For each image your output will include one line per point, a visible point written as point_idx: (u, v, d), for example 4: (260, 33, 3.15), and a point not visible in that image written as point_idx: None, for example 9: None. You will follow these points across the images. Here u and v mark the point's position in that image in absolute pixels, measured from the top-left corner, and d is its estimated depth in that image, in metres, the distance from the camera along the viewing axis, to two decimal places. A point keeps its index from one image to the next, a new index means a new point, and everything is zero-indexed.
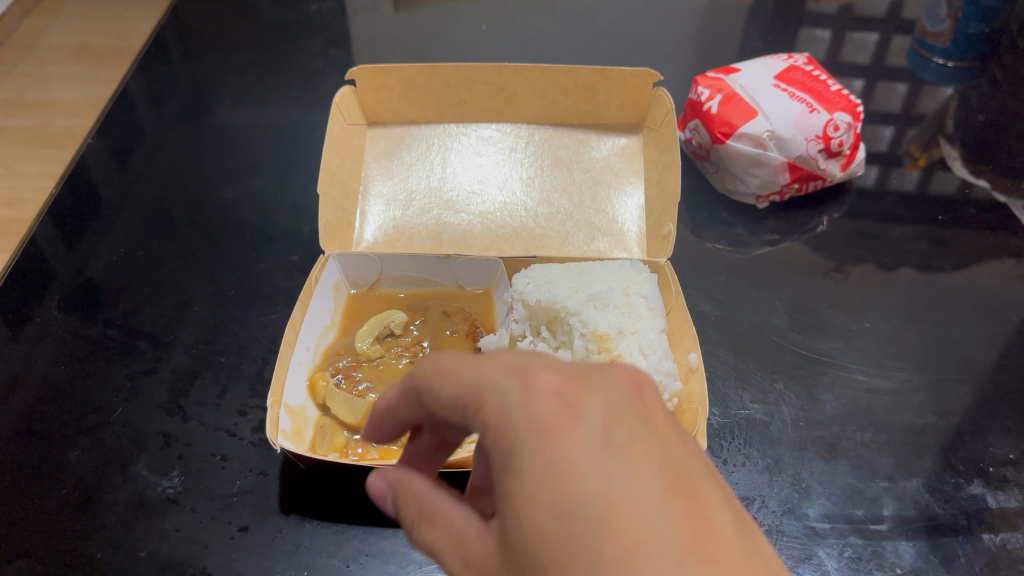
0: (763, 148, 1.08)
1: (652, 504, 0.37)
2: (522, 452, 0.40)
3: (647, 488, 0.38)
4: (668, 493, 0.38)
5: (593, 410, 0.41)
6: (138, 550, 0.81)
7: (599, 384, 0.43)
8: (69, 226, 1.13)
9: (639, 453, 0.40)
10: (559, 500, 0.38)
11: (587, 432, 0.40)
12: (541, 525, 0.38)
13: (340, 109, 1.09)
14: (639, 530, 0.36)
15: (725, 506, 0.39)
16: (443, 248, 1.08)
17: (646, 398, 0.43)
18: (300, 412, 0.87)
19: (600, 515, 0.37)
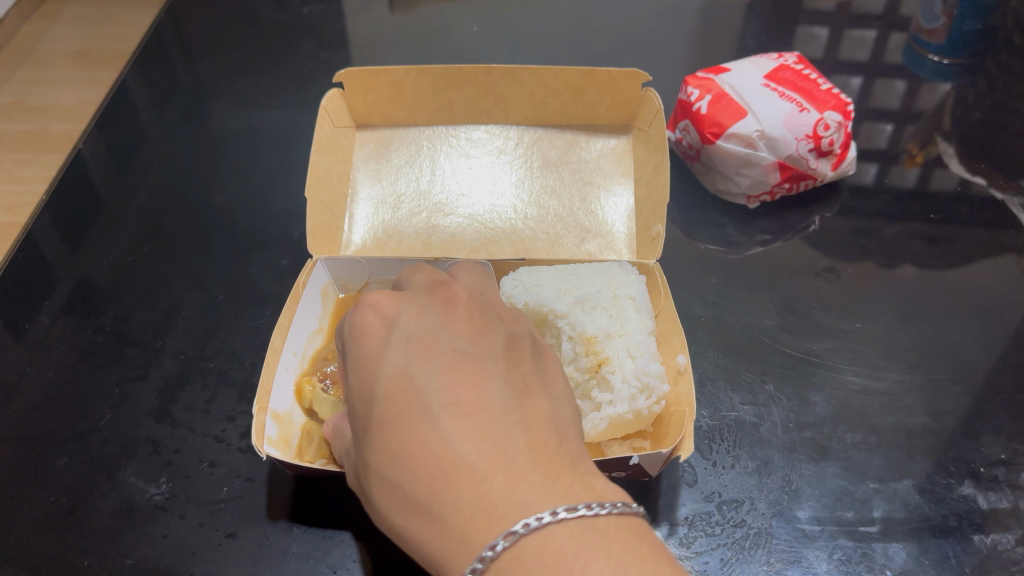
0: (753, 148, 1.08)
1: (425, 370, 0.53)
2: (350, 354, 0.59)
3: (424, 364, 0.54)
4: (443, 365, 0.54)
5: (403, 321, 0.58)
6: (125, 557, 0.80)
7: (414, 302, 0.60)
8: (59, 232, 1.13)
9: (426, 344, 0.56)
10: (369, 377, 0.56)
11: (394, 333, 0.57)
12: (357, 397, 0.56)
13: (328, 111, 1.09)
14: (413, 388, 0.53)
15: (495, 375, 0.54)
16: (432, 251, 1.08)
17: (452, 312, 0.59)
18: (286, 418, 0.86)
19: (390, 382, 0.54)
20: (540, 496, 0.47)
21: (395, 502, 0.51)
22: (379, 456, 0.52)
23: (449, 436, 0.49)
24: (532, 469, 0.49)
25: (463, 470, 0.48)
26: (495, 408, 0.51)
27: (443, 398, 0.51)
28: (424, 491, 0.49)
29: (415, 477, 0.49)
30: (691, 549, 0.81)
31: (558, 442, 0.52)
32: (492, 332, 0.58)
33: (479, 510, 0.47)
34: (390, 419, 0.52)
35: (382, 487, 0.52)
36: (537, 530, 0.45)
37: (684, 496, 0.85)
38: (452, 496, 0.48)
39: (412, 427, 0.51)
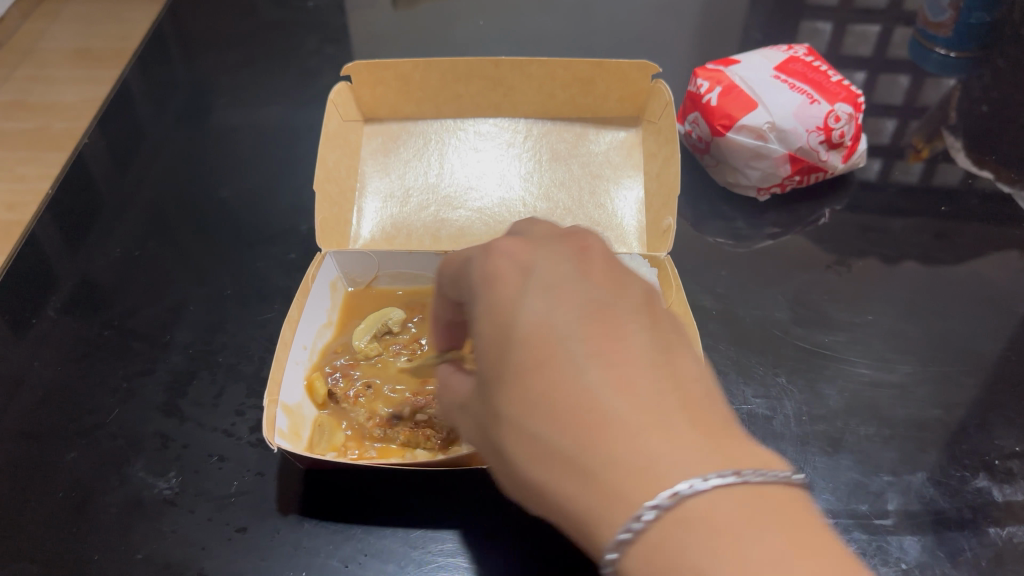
0: (763, 140, 1.07)
1: (568, 319, 0.49)
2: (480, 300, 0.55)
3: (566, 313, 0.50)
4: (584, 316, 0.50)
5: (539, 269, 0.53)
6: (134, 553, 0.80)
7: (546, 247, 0.56)
8: (65, 228, 1.13)
9: (564, 290, 0.51)
10: (504, 323, 0.52)
11: (533, 278, 0.53)
12: (489, 346, 0.52)
13: (336, 105, 1.08)
14: (557, 338, 0.48)
15: (640, 326, 0.50)
16: (441, 244, 1.07)
17: (586, 256, 0.55)
18: (297, 411, 0.86)
19: (530, 330, 0.50)
20: (700, 455, 0.42)
21: (533, 455, 0.47)
22: (518, 407, 0.48)
23: (598, 388, 0.46)
24: (687, 429, 0.44)
25: (614, 426, 0.44)
26: (645, 362, 0.47)
27: (591, 348, 0.47)
28: (571, 443, 0.45)
29: (561, 428, 0.46)
30: None
31: (712, 402, 0.47)
32: (633, 281, 0.54)
33: (631, 467, 0.43)
34: (530, 369, 0.48)
35: (521, 441, 0.48)
36: (694, 496, 0.40)
37: None
38: (602, 451, 0.44)
39: (556, 378, 0.47)
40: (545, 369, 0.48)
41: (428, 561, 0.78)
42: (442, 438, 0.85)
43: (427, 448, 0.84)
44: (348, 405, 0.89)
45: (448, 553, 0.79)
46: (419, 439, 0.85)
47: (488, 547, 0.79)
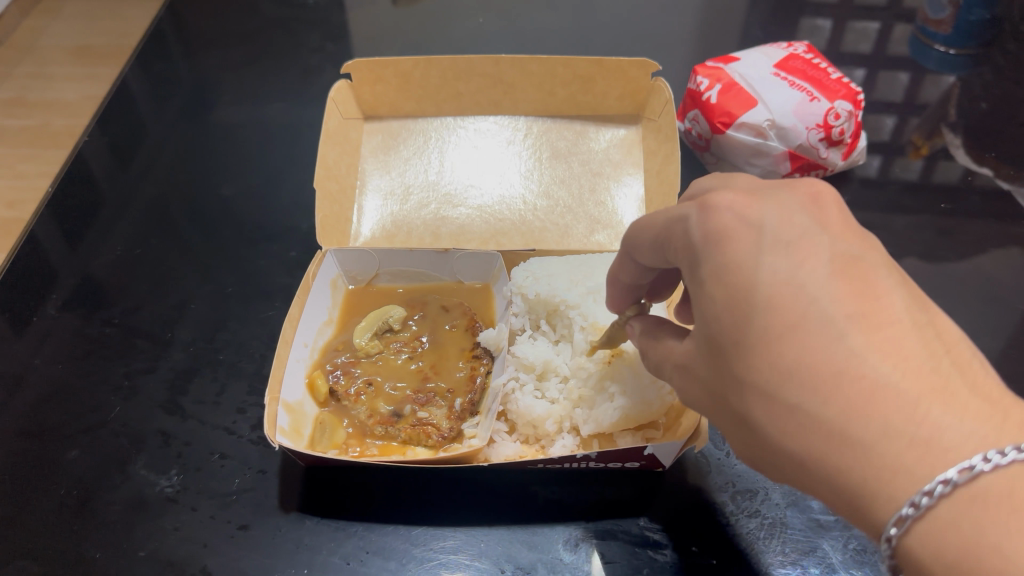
0: (763, 138, 1.08)
1: (819, 281, 0.49)
2: (704, 257, 0.54)
3: (814, 274, 0.49)
4: (834, 274, 0.50)
5: (774, 221, 0.53)
6: (138, 550, 0.80)
7: (774, 198, 0.55)
8: (66, 226, 1.13)
9: (806, 249, 0.51)
10: (738, 284, 0.51)
11: (767, 236, 0.52)
12: (724, 307, 0.52)
13: (336, 103, 1.08)
14: (808, 301, 0.49)
15: (894, 287, 0.50)
16: (442, 243, 1.07)
17: (821, 209, 0.54)
18: (298, 408, 0.86)
19: (775, 292, 0.50)
20: (988, 423, 0.43)
21: (789, 422, 0.48)
22: (771, 372, 0.49)
23: (865, 354, 0.46)
24: (970, 396, 0.44)
25: (890, 390, 0.45)
26: (902, 324, 0.47)
27: (849, 311, 0.48)
28: (835, 412, 0.46)
29: (825, 396, 0.46)
30: (703, 541, 0.79)
31: (974, 365, 0.48)
32: (869, 239, 0.54)
33: (916, 435, 0.43)
34: (786, 331, 0.49)
35: (777, 407, 0.49)
36: (1000, 468, 0.40)
37: (698, 486, 0.83)
38: (876, 419, 0.44)
39: (821, 344, 0.47)
40: (802, 332, 0.48)
41: (428, 558, 0.78)
42: (443, 436, 0.85)
43: (428, 446, 0.85)
44: (349, 403, 0.89)
45: (448, 551, 0.79)
46: (420, 436, 0.85)
47: (487, 545, 0.79)
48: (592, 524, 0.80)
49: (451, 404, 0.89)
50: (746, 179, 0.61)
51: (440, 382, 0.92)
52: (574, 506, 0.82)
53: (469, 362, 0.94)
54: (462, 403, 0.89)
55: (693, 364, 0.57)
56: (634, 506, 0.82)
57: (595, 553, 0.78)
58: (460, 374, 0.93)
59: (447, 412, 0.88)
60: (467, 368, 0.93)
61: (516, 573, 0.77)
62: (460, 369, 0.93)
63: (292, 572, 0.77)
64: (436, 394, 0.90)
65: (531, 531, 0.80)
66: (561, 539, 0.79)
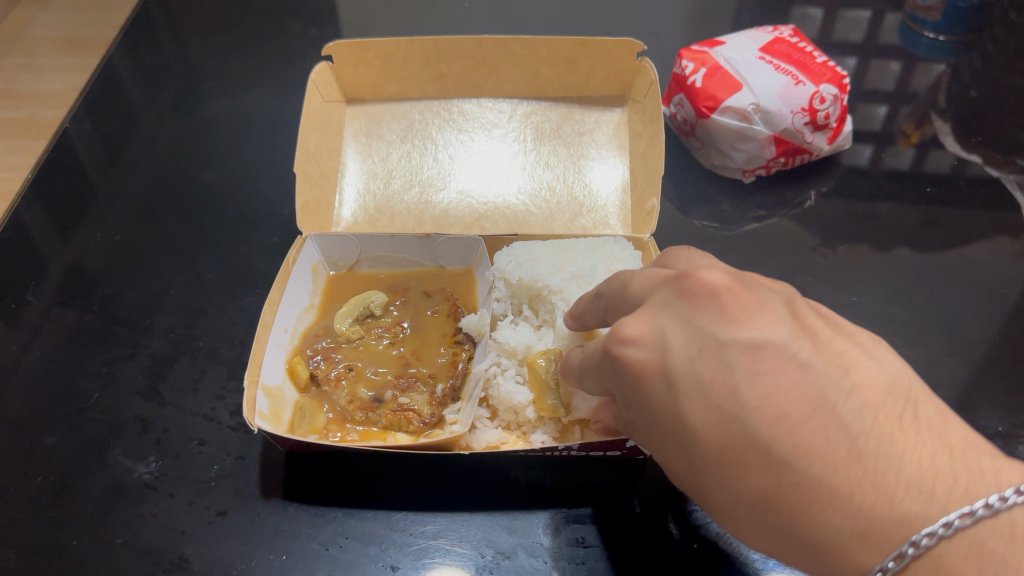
0: (748, 122, 1.07)
1: (731, 394, 0.50)
2: (637, 389, 0.56)
3: (727, 387, 0.50)
4: (744, 374, 0.50)
5: (675, 339, 0.53)
6: (115, 537, 0.79)
7: (669, 308, 0.55)
8: (46, 212, 1.12)
9: (712, 360, 0.51)
10: (672, 417, 0.53)
11: (672, 362, 0.53)
12: (670, 436, 0.54)
13: (317, 86, 1.07)
14: (730, 420, 0.50)
15: (805, 361, 0.49)
16: (425, 228, 1.06)
17: (717, 293, 0.53)
18: (277, 393, 0.85)
19: (700, 419, 0.51)
20: (922, 499, 0.43)
21: (757, 531, 0.50)
22: (724, 495, 0.51)
23: (790, 459, 0.47)
24: (898, 464, 0.45)
25: (823, 494, 0.46)
26: (825, 409, 0.47)
27: (767, 420, 0.48)
28: (786, 521, 0.48)
29: (773, 509, 0.48)
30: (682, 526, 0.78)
31: (910, 415, 0.47)
32: (773, 305, 0.53)
33: (856, 534, 0.45)
34: (718, 459, 0.50)
35: (741, 523, 0.51)
36: (930, 551, 0.42)
37: None
38: (821, 519, 0.46)
39: (752, 465, 0.49)
40: (732, 458, 0.50)
41: (409, 543, 0.78)
42: (424, 422, 0.84)
43: (409, 432, 0.84)
44: (330, 388, 0.88)
45: (429, 536, 0.78)
46: (400, 422, 0.84)
47: (468, 530, 0.79)
48: (574, 510, 0.80)
49: (433, 390, 0.89)
50: (640, 276, 0.62)
51: (421, 368, 0.91)
52: (558, 489, 0.81)
53: (450, 348, 0.93)
54: (444, 388, 0.89)
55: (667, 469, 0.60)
56: (617, 489, 0.81)
57: (577, 538, 0.78)
58: (441, 359, 0.93)
59: (428, 398, 0.88)
60: (448, 354, 0.93)
61: (496, 558, 0.76)
62: (441, 355, 0.93)
63: (271, 557, 0.77)
64: (417, 380, 0.90)
65: (513, 516, 0.79)
66: (542, 525, 0.79)
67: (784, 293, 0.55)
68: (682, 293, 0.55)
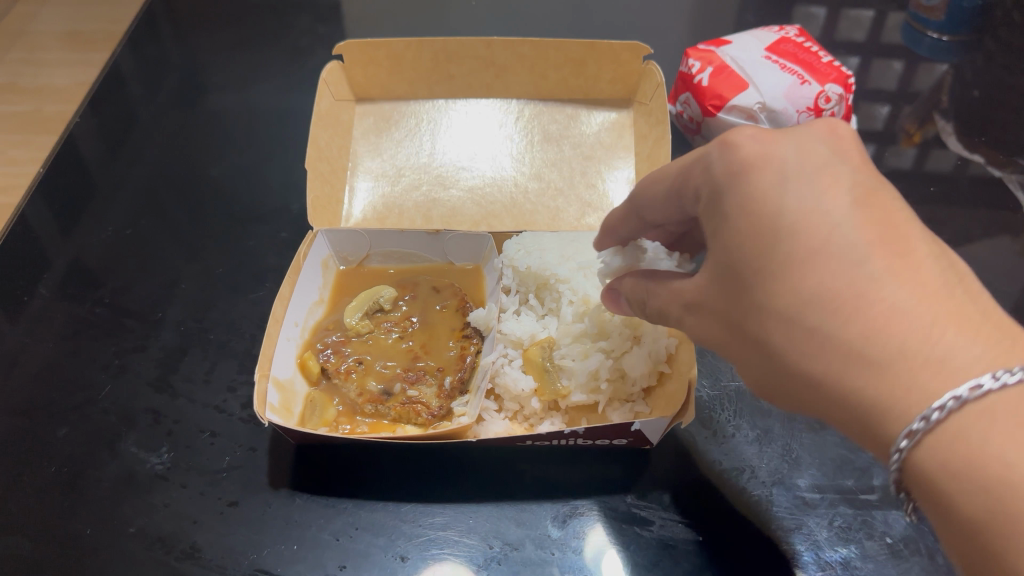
0: (754, 120, 1.08)
1: (842, 212, 0.51)
2: (726, 188, 0.55)
3: (839, 209, 0.51)
4: (857, 203, 0.51)
5: (799, 150, 0.54)
6: (127, 526, 0.80)
7: (791, 130, 0.56)
8: (56, 207, 1.13)
9: (830, 177, 0.52)
10: (764, 210, 0.53)
11: (790, 165, 0.53)
12: (744, 238, 0.53)
13: (327, 84, 1.08)
14: (831, 227, 0.50)
15: (908, 219, 0.52)
16: (433, 225, 1.08)
17: (838, 138, 0.55)
18: (288, 386, 0.86)
19: (801, 218, 0.51)
20: (996, 348, 0.44)
21: (800, 340, 0.50)
22: (785, 297, 0.51)
23: (881, 278, 0.48)
24: (979, 319, 0.46)
25: (902, 313, 0.46)
26: (915, 254, 0.49)
27: (869, 240, 0.49)
28: (850, 331, 0.48)
29: (842, 316, 0.48)
30: (691, 517, 0.79)
31: (967, 288, 0.48)
32: (874, 174, 0.55)
33: (909, 355, 0.45)
34: (801, 257, 0.50)
35: (788, 327, 0.51)
36: (997, 391, 0.42)
37: (684, 465, 0.83)
38: (888, 335, 0.46)
39: (833, 265, 0.49)
40: (819, 259, 0.50)
41: (418, 534, 0.79)
42: (433, 415, 0.86)
43: (418, 424, 0.86)
44: (340, 380, 0.89)
45: (438, 527, 0.79)
46: (409, 415, 0.86)
47: (477, 521, 0.80)
48: (581, 502, 0.81)
49: (441, 383, 0.90)
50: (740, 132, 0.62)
51: (430, 361, 0.92)
52: (564, 482, 0.82)
53: (459, 342, 0.94)
54: (452, 381, 0.90)
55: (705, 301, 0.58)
56: (621, 483, 0.82)
57: (585, 530, 0.79)
58: (450, 353, 0.94)
59: (437, 390, 0.89)
60: (457, 347, 0.94)
61: (504, 548, 0.78)
62: (450, 348, 0.94)
63: (282, 547, 0.78)
64: (426, 372, 0.91)
65: (520, 508, 0.80)
66: (549, 517, 0.80)
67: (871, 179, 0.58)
68: (803, 128, 0.57)
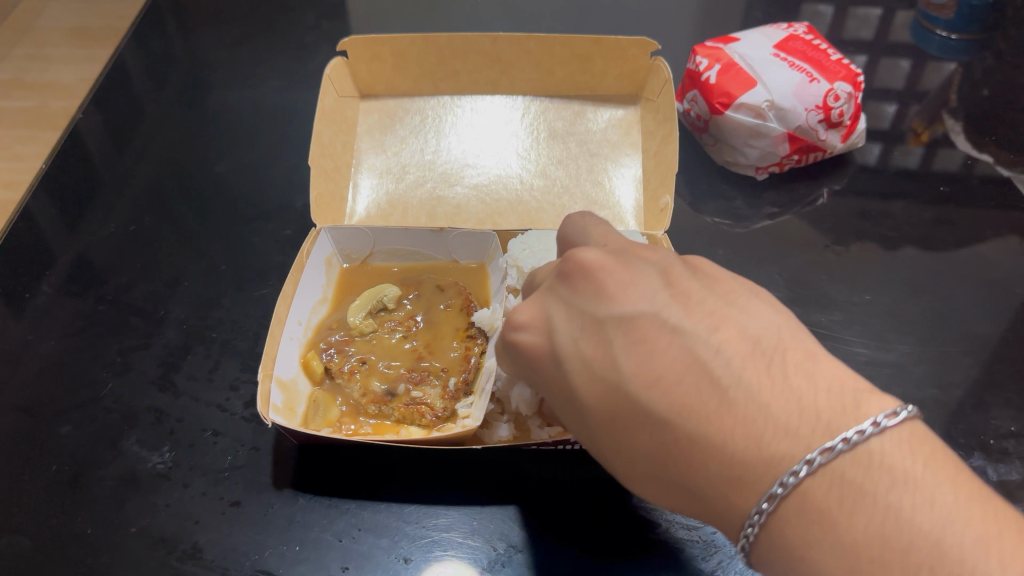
0: (763, 118, 1.06)
1: (611, 363, 0.52)
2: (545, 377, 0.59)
3: (608, 358, 0.53)
4: (621, 338, 0.52)
5: (557, 326, 0.58)
6: (129, 526, 0.80)
7: (560, 299, 0.59)
8: (60, 203, 1.12)
9: (590, 341, 0.55)
10: (568, 394, 0.56)
11: (559, 345, 0.57)
12: (575, 413, 0.57)
13: (332, 80, 1.07)
14: (613, 386, 0.51)
15: (674, 323, 0.51)
16: (438, 222, 1.07)
17: (598, 274, 0.58)
18: (291, 386, 0.85)
19: (590, 391, 0.53)
20: (788, 440, 0.43)
21: (659, 494, 0.51)
22: (624, 461, 0.52)
23: (663, 416, 0.48)
24: (765, 408, 0.45)
25: (698, 445, 0.46)
26: (694, 366, 0.48)
27: (641, 383, 0.50)
28: (675, 476, 0.48)
29: (663, 467, 0.49)
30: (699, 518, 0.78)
31: (777, 362, 0.47)
32: (650, 278, 0.56)
33: (733, 481, 0.45)
34: (612, 425, 0.52)
35: (646, 487, 0.52)
36: (797, 488, 0.42)
37: None
38: (701, 470, 0.46)
39: (641, 421, 0.50)
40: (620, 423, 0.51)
41: (421, 535, 0.78)
42: (437, 416, 0.85)
43: (421, 425, 0.85)
44: (344, 380, 0.88)
45: (441, 528, 0.79)
46: (413, 416, 0.85)
47: (481, 523, 0.79)
48: (587, 504, 0.80)
49: (446, 384, 0.89)
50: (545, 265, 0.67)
51: (434, 362, 0.91)
52: (569, 484, 0.81)
53: (463, 342, 0.93)
54: (457, 382, 0.89)
55: None
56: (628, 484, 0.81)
57: (590, 533, 0.78)
58: (454, 354, 0.93)
59: (441, 391, 0.88)
60: (461, 348, 0.93)
61: (508, 551, 0.77)
62: (454, 348, 0.93)
63: (284, 548, 0.77)
64: (430, 373, 0.90)
65: (525, 510, 0.80)
66: (554, 519, 0.79)
67: (670, 261, 0.58)
68: (564, 278, 0.60)
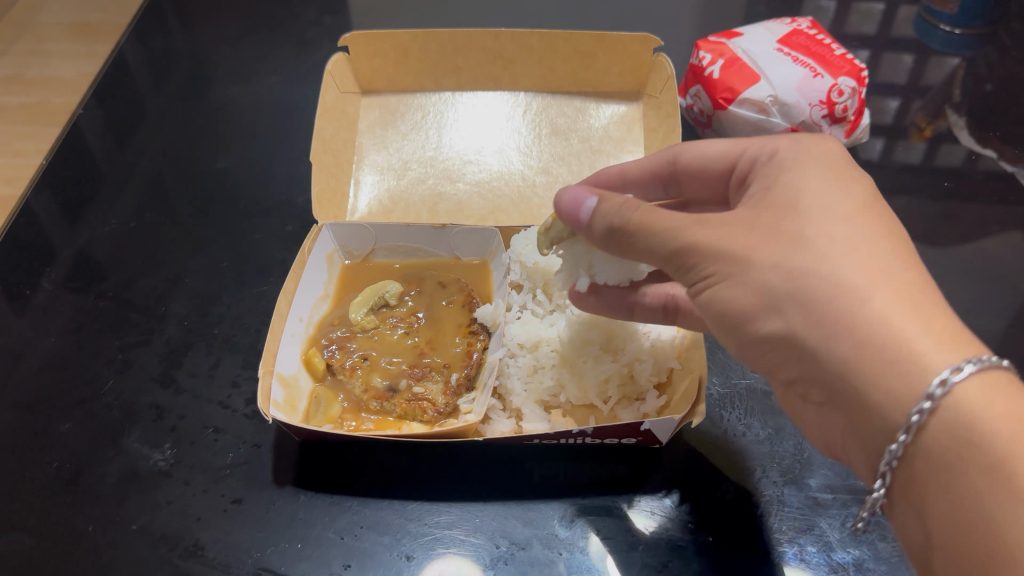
0: (766, 114, 1.06)
1: (889, 224, 0.56)
2: (824, 183, 0.60)
3: (884, 221, 0.56)
4: (892, 224, 0.57)
5: (845, 170, 0.61)
6: (130, 524, 0.79)
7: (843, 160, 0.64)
8: (62, 199, 1.12)
9: (874, 202, 0.58)
10: (825, 207, 0.57)
11: (853, 181, 0.60)
12: (820, 212, 0.57)
13: (333, 75, 1.07)
14: (887, 230, 0.55)
15: None
16: (440, 219, 1.06)
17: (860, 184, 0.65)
18: (292, 382, 0.85)
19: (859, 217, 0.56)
20: None
21: (836, 294, 0.52)
22: (831, 256, 0.54)
23: (916, 274, 0.52)
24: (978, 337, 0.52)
25: (940, 303, 0.51)
26: None
27: (909, 251, 0.54)
28: (896, 296, 0.50)
29: (878, 282, 0.51)
30: (701, 516, 0.78)
31: None
32: None
33: (951, 335, 0.49)
34: (857, 240, 0.54)
35: (828, 284, 0.52)
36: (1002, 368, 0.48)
37: (693, 466, 0.82)
38: (926, 309, 0.50)
39: (859, 256, 0.53)
40: (864, 249, 0.54)
41: (423, 533, 0.78)
42: (439, 412, 0.84)
43: (423, 421, 0.84)
44: (345, 377, 0.88)
45: (444, 525, 0.78)
46: (415, 412, 0.84)
47: (483, 520, 0.79)
48: (589, 502, 0.80)
49: (448, 379, 0.88)
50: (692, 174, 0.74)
51: (436, 357, 0.91)
52: (571, 482, 0.81)
53: (465, 338, 0.93)
54: (458, 377, 0.88)
55: (733, 249, 0.58)
56: (630, 482, 0.81)
57: (593, 530, 0.78)
58: (456, 350, 0.92)
59: (443, 387, 0.87)
60: (463, 344, 0.92)
61: (511, 548, 0.76)
62: (457, 344, 0.92)
63: (286, 545, 0.77)
64: (432, 369, 0.89)
65: (527, 508, 0.79)
66: (556, 517, 0.79)
67: None
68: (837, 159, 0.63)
